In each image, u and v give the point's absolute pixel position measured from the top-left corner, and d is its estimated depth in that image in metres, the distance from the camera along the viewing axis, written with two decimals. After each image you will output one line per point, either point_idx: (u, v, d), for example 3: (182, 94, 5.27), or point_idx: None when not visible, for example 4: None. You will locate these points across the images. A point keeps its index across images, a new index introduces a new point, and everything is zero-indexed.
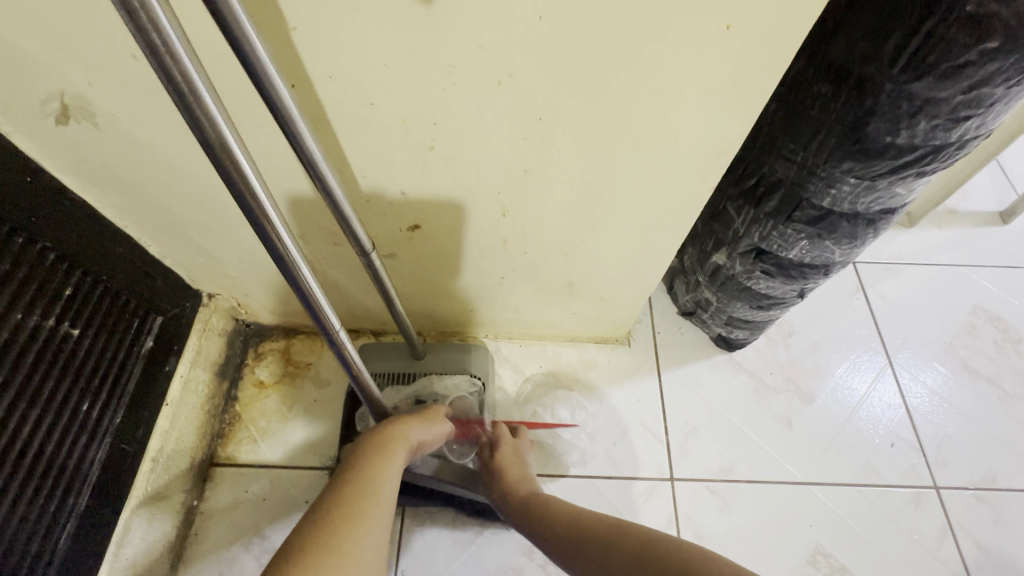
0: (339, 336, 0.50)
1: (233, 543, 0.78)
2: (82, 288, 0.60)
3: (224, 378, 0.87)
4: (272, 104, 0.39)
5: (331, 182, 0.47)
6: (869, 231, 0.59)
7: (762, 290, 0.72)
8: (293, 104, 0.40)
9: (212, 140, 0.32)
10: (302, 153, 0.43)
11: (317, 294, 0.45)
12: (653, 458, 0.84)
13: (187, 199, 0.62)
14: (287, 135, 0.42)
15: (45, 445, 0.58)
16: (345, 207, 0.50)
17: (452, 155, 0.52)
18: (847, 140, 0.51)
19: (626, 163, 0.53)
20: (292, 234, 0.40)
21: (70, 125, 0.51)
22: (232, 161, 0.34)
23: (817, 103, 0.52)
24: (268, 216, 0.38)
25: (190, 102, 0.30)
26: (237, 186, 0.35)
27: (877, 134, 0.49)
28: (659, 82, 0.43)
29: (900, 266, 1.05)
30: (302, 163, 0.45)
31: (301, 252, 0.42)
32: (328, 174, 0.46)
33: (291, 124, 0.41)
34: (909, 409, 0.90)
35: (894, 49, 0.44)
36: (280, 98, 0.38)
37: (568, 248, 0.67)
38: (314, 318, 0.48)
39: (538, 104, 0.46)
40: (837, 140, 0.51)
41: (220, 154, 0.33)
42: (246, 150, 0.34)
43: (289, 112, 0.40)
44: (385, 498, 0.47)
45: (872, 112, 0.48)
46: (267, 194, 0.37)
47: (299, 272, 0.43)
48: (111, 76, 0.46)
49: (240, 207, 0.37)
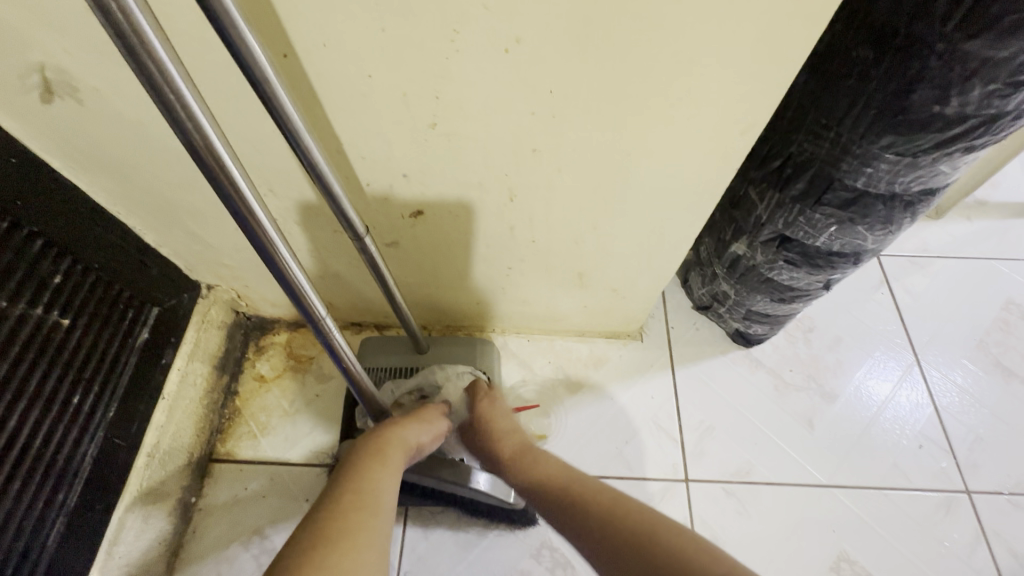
0: (324, 322, 0.46)
1: (232, 542, 0.75)
2: (72, 275, 0.58)
3: (223, 372, 0.84)
4: (243, 63, 0.34)
5: (316, 154, 0.43)
6: (906, 215, 0.55)
7: (785, 282, 0.68)
8: (269, 63, 0.35)
9: (166, 96, 0.28)
10: (282, 122, 0.39)
11: (298, 276, 0.41)
12: (666, 458, 0.81)
13: (180, 182, 0.59)
14: (263, 100, 0.38)
15: (34, 437, 0.55)
16: (333, 183, 0.46)
17: (456, 132, 0.49)
18: (888, 112, 0.47)
19: (643, 141, 0.49)
20: (267, 208, 0.36)
21: (54, 102, 0.48)
22: (192, 122, 0.29)
23: (855, 71, 0.48)
24: (237, 188, 0.33)
25: (140, 54, 0.26)
26: (205, 158, 0.31)
27: (923, 103, 0.45)
28: (680, 46, 0.40)
29: (926, 259, 1.00)
30: (283, 134, 0.41)
31: (280, 230, 0.38)
32: (314, 151, 0.43)
33: (267, 85, 0.36)
34: (937, 409, 0.86)
35: (949, 4, 0.40)
36: (257, 65, 0.35)
37: (580, 235, 0.64)
38: (299, 307, 0.44)
39: (549, 74, 0.42)
40: (876, 112, 0.48)
41: (177, 110, 0.29)
42: (207, 109, 0.30)
43: (269, 82, 0.36)
44: (385, 506, 0.44)
45: (919, 77, 0.44)
46: (235, 161, 0.33)
47: (280, 255, 0.39)
48: (93, 48, 0.43)
49: (204, 176, 0.33)
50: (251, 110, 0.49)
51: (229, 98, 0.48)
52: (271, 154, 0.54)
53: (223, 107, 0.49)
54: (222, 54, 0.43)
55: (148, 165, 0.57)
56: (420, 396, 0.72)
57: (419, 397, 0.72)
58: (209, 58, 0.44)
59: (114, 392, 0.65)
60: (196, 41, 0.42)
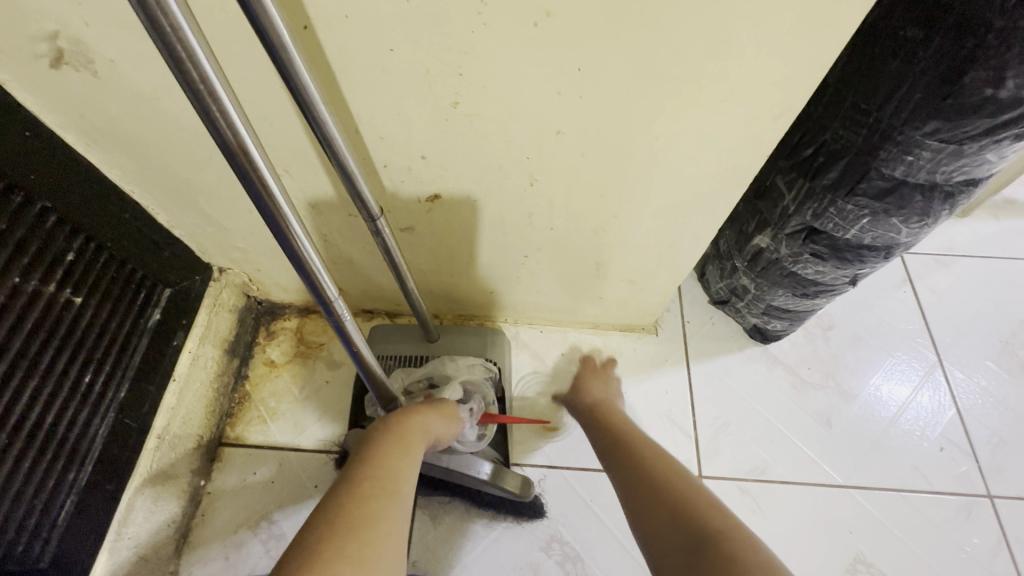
0: (336, 305, 0.45)
1: (241, 527, 0.75)
2: (86, 253, 0.58)
3: (234, 356, 0.84)
4: (260, 29, 0.33)
5: (332, 128, 0.41)
6: (944, 207, 0.53)
7: (809, 276, 0.66)
8: (287, 29, 0.34)
9: (179, 56, 0.26)
10: (299, 94, 0.38)
11: (310, 255, 0.40)
12: (680, 453, 0.79)
13: (193, 162, 0.58)
14: (280, 69, 0.36)
15: (45, 415, 0.55)
16: (348, 160, 0.44)
17: (478, 112, 0.47)
18: (934, 96, 0.45)
19: (671, 125, 0.47)
20: (281, 183, 0.34)
21: (67, 73, 0.47)
22: (205, 86, 0.28)
23: (901, 51, 0.46)
24: (250, 159, 0.32)
25: (154, 13, 0.25)
26: (218, 126, 0.30)
27: (975, 85, 0.43)
28: (717, 22, 0.38)
29: (951, 258, 0.98)
30: (298, 106, 0.39)
31: (293, 207, 0.36)
32: (331, 126, 0.41)
33: (284, 54, 0.35)
34: (960, 410, 0.84)
35: None
36: (275, 31, 0.33)
37: (598, 223, 0.62)
38: (310, 287, 0.43)
39: (577, 50, 0.41)
40: (922, 95, 0.46)
41: (190, 73, 0.27)
42: (220, 73, 0.28)
43: (287, 50, 0.34)
44: (404, 495, 0.42)
45: (972, 58, 0.42)
46: (250, 132, 0.31)
47: (293, 232, 0.37)
48: (109, 17, 0.42)
49: (218, 145, 0.31)
50: (267, 85, 0.47)
51: (248, 74, 0.46)
52: (288, 134, 0.53)
53: (239, 82, 0.47)
54: (241, 27, 0.42)
55: (162, 143, 0.55)
56: (429, 386, 0.71)
57: (427, 386, 0.71)
58: (228, 30, 0.42)
59: (124, 373, 0.65)
60: (215, 10, 0.41)
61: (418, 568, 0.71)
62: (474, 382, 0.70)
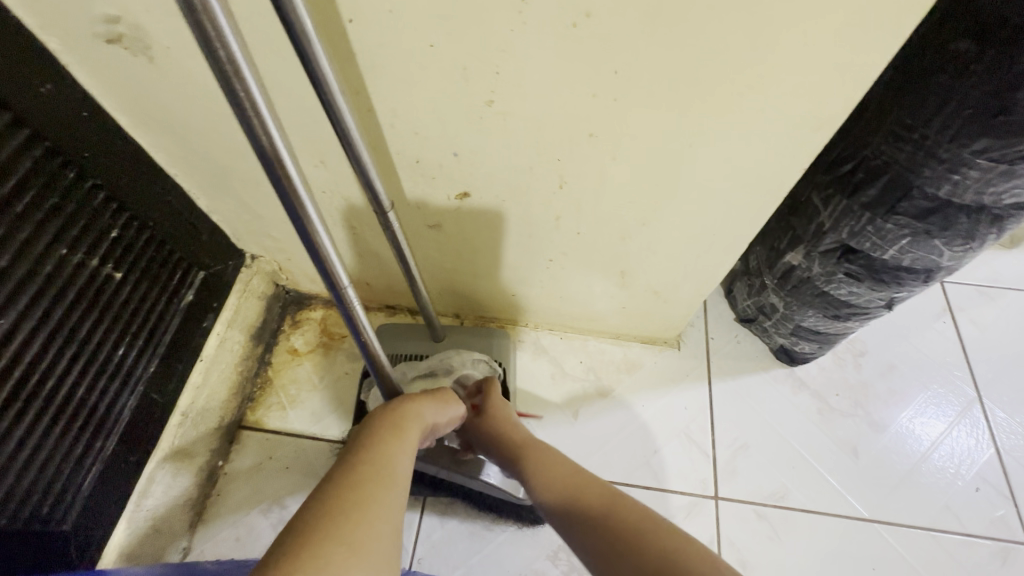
0: (347, 294, 0.45)
1: (253, 509, 0.76)
2: (128, 231, 0.61)
3: (259, 342, 0.86)
4: (286, 19, 0.34)
5: (350, 123, 0.42)
6: (991, 231, 0.50)
7: (842, 297, 0.64)
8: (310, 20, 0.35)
9: (209, 36, 0.27)
10: (320, 85, 0.39)
11: (325, 243, 0.40)
12: (697, 472, 0.77)
13: (234, 150, 0.60)
14: (303, 60, 0.37)
15: (77, 386, 0.57)
16: (362, 153, 0.45)
17: (512, 112, 0.48)
18: (985, 113, 0.43)
19: (705, 135, 0.47)
20: (301, 168, 0.35)
21: (125, 59, 0.49)
22: (232, 67, 0.29)
23: (952, 65, 0.45)
24: (271, 140, 0.33)
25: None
26: (243, 107, 0.31)
27: None
28: (759, 30, 0.38)
29: (996, 290, 0.93)
30: (321, 99, 0.40)
31: (311, 192, 0.37)
32: (349, 118, 0.42)
33: (308, 45, 0.36)
34: (999, 451, 0.79)
35: None
36: (300, 22, 0.34)
37: (627, 231, 0.62)
38: (321, 273, 0.43)
39: (615, 53, 0.41)
40: (971, 112, 0.44)
41: (218, 54, 0.28)
42: (246, 54, 0.29)
43: (310, 41, 0.35)
44: (400, 480, 0.42)
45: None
46: (272, 114, 0.32)
47: (310, 218, 0.38)
48: (167, 7, 0.44)
49: (244, 129, 0.32)
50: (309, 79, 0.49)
51: (292, 66, 0.48)
52: (327, 127, 0.55)
53: (284, 74, 0.49)
54: None
55: (207, 131, 0.58)
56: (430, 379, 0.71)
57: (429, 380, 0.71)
58: (274, 23, 0.44)
59: (155, 348, 0.67)
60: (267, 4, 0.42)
61: (423, 565, 0.71)
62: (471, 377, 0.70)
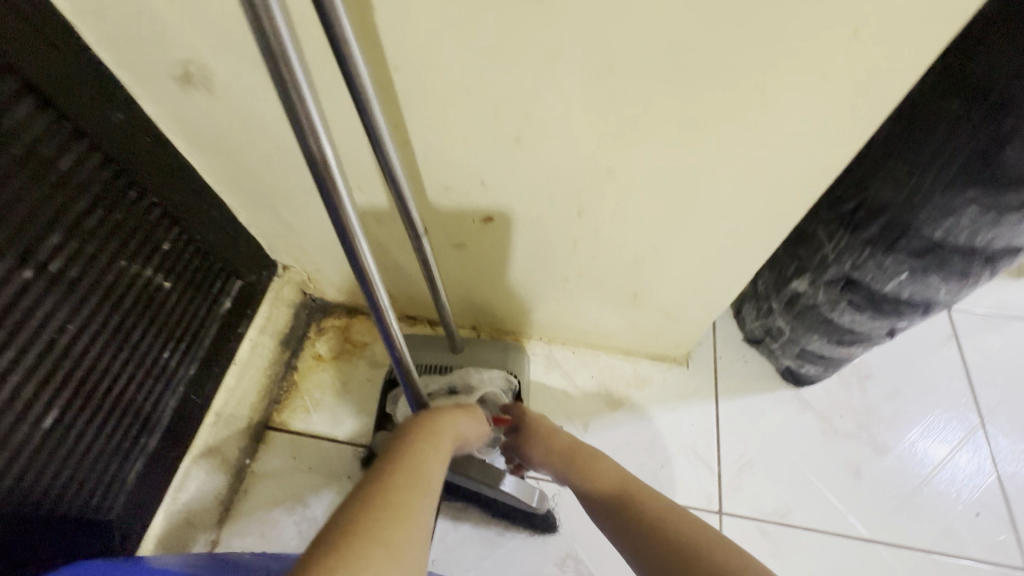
0: (385, 311, 0.50)
1: (277, 506, 0.81)
2: (178, 244, 0.66)
3: (287, 347, 0.91)
4: (346, 71, 0.39)
5: (393, 156, 0.47)
6: (984, 270, 0.53)
7: (846, 324, 0.66)
8: (365, 70, 0.40)
9: (290, 91, 0.33)
10: (369, 123, 0.44)
11: (369, 264, 0.45)
12: (702, 487, 0.80)
13: (276, 171, 0.65)
14: (357, 104, 0.42)
15: (128, 385, 0.62)
16: (402, 183, 0.50)
17: (537, 147, 0.52)
18: (974, 167, 0.47)
19: (715, 173, 0.51)
20: (353, 200, 0.40)
21: (186, 90, 0.54)
22: (305, 115, 0.34)
23: (945, 121, 0.48)
24: (330, 176, 0.38)
25: (280, 63, 0.31)
26: (311, 149, 0.36)
27: (1014, 160, 0.44)
28: (767, 86, 0.41)
29: (1003, 319, 0.95)
30: (368, 136, 0.46)
31: (360, 219, 0.42)
32: (391, 151, 0.47)
33: (363, 93, 0.41)
34: (1001, 478, 0.81)
35: None
36: (358, 73, 0.39)
37: (640, 255, 0.65)
38: (364, 291, 0.48)
39: (634, 101, 0.45)
40: (961, 166, 0.47)
41: (296, 106, 0.34)
42: (318, 109, 0.34)
43: (364, 88, 0.41)
44: (431, 487, 0.46)
45: (1011, 136, 0.44)
46: (334, 155, 0.37)
47: (357, 242, 0.43)
48: (229, 49, 0.49)
49: (308, 165, 0.37)
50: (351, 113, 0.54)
51: (338, 101, 0.53)
52: (363, 153, 0.59)
53: (329, 108, 0.54)
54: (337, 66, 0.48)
55: (254, 154, 0.62)
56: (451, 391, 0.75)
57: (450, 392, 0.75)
58: (326, 65, 0.49)
59: (196, 351, 0.72)
60: (319, 50, 0.47)
61: (437, 566, 0.75)
62: (493, 394, 0.74)
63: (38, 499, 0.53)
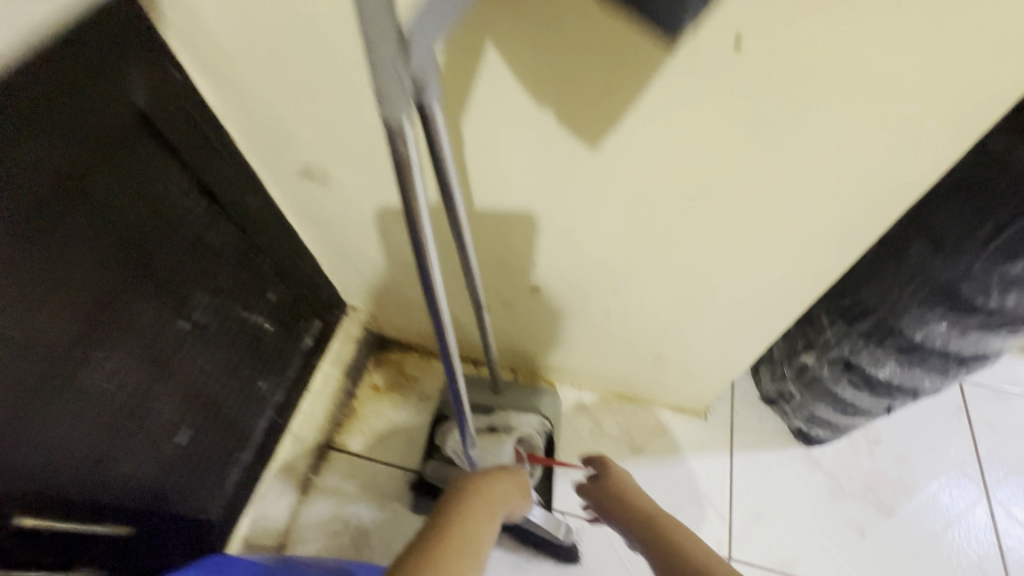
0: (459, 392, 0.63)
1: (336, 518, 0.93)
2: (281, 293, 0.81)
3: (350, 377, 1.04)
4: (453, 220, 0.50)
5: (475, 270, 0.58)
6: (961, 368, 0.62)
7: (848, 398, 0.75)
8: (465, 218, 0.50)
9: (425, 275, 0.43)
10: (461, 249, 0.54)
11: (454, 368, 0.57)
12: (713, 533, 0.88)
13: (362, 240, 0.78)
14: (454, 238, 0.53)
15: (238, 410, 0.77)
16: (478, 284, 0.61)
17: (582, 243, 0.63)
18: (938, 293, 0.56)
19: (730, 272, 0.61)
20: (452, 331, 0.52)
21: (302, 181, 0.68)
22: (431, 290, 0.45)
23: (915, 253, 0.58)
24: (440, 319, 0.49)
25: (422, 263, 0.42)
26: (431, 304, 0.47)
27: (969, 293, 0.54)
28: (771, 219, 0.52)
29: (1013, 394, 1.00)
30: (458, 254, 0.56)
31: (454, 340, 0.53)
32: (475, 265, 0.58)
33: (461, 232, 0.51)
34: (1000, 548, 0.87)
35: (990, 229, 0.50)
36: (459, 222, 0.50)
37: (665, 326, 0.76)
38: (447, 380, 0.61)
39: (663, 220, 0.56)
40: (927, 291, 0.57)
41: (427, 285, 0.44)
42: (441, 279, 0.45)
43: (462, 229, 0.51)
44: (467, 542, 0.54)
45: (965, 275, 0.53)
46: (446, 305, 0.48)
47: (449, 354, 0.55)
48: (344, 159, 0.62)
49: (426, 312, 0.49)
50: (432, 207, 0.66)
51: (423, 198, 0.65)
52: (437, 233, 0.71)
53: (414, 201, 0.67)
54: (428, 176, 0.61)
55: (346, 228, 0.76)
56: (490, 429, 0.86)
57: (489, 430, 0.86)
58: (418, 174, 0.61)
59: (284, 380, 0.87)
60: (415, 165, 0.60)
61: None
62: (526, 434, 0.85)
63: (176, 500, 0.68)
